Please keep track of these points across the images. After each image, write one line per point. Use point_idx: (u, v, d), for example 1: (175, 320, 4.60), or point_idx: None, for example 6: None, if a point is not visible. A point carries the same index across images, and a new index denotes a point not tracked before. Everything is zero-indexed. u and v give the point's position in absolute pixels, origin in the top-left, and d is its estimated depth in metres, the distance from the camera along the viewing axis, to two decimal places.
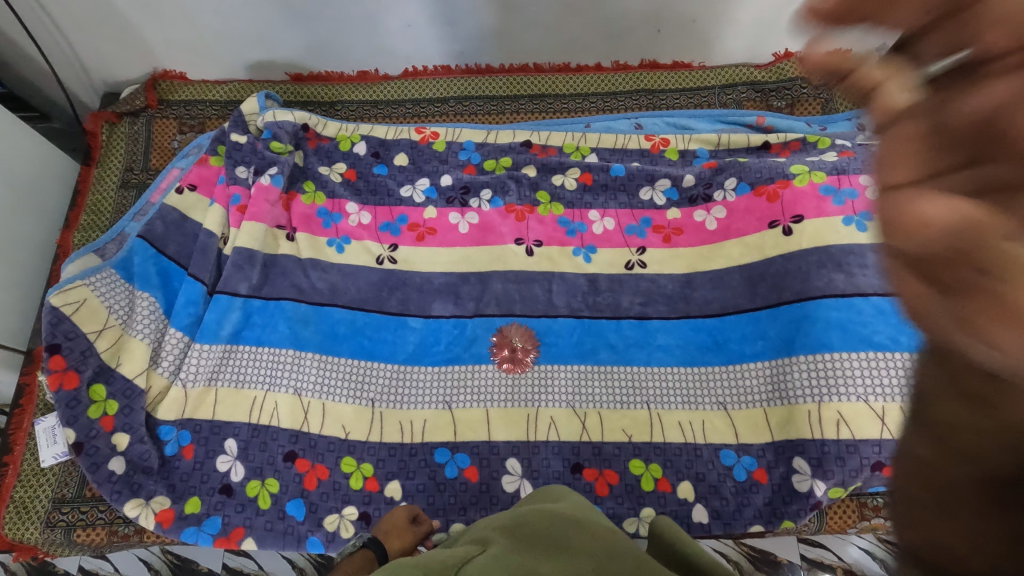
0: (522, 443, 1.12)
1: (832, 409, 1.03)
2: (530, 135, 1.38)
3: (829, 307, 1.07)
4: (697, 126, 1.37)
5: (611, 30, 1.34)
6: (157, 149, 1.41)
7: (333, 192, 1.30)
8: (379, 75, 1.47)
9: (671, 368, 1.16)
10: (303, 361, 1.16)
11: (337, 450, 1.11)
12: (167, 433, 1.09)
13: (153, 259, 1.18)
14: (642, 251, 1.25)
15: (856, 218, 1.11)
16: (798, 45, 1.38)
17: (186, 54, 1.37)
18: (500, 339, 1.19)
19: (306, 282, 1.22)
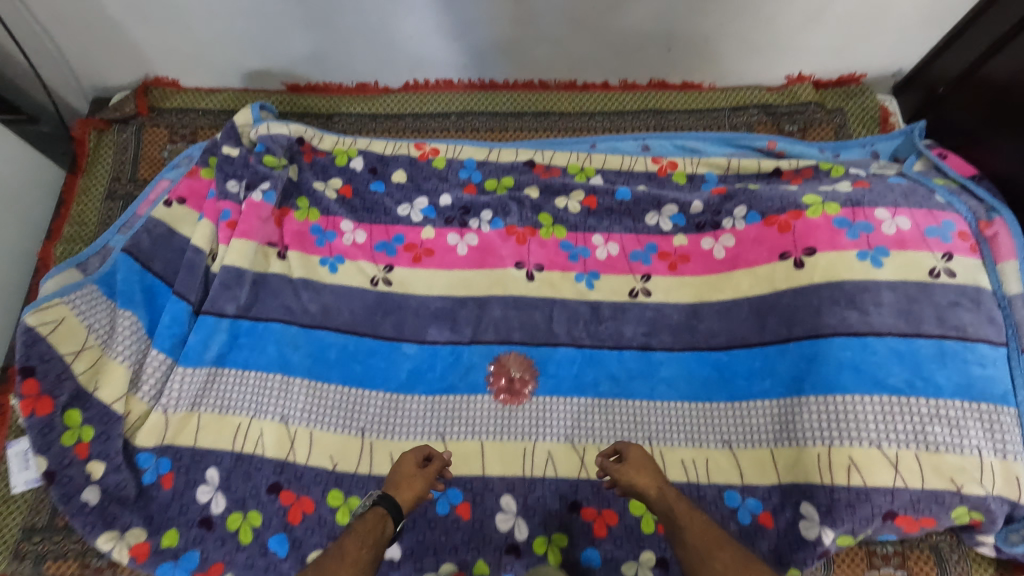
0: (518, 479, 1.07)
1: (843, 453, 0.98)
2: (534, 155, 1.33)
3: (841, 346, 1.02)
4: (706, 150, 1.33)
5: (620, 49, 1.29)
6: (146, 159, 1.35)
7: (328, 209, 1.25)
8: (378, 87, 1.41)
9: (674, 403, 1.12)
10: (291, 387, 1.12)
11: (324, 481, 1.06)
12: (145, 461, 1.05)
13: (138, 275, 1.14)
14: (647, 278, 1.21)
15: (871, 254, 1.06)
16: (812, 68, 1.34)
17: (179, 61, 1.32)
18: (495, 368, 1.15)
19: (296, 302, 1.17)
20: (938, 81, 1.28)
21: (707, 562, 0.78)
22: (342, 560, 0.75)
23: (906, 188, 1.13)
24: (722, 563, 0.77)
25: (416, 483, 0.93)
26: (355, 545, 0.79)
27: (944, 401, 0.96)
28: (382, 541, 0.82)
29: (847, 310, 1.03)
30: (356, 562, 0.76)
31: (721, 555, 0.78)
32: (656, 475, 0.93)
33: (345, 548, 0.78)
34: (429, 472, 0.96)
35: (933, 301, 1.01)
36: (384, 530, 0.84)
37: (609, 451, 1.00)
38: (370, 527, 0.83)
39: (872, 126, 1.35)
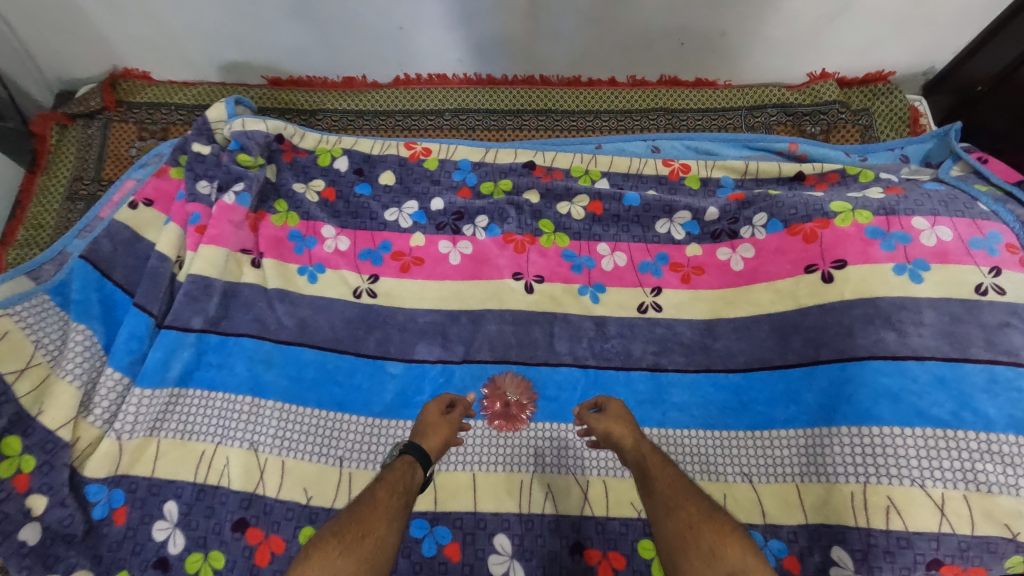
0: (514, 517, 0.96)
1: (881, 492, 0.86)
2: (534, 156, 1.22)
3: (877, 370, 0.91)
4: (722, 152, 1.22)
5: (629, 44, 1.17)
6: (112, 157, 1.25)
7: (308, 213, 1.14)
8: (366, 82, 1.30)
9: (687, 431, 1.01)
10: (262, 410, 1.00)
11: (296, 518, 0.94)
12: (96, 494, 0.93)
13: (95, 284, 1.03)
14: (657, 292, 1.10)
15: (910, 267, 0.95)
16: (838, 65, 1.23)
17: (149, 51, 1.21)
18: (488, 389, 1.04)
19: (271, 315, 1.07)
20: (973, 81, 1.17)
21: (673, 512, 0.73)
22: (375, 506, 0.73)
23: (944, 196, 1.02)
24: (688, 514, 0.72)
25: (444, 428, 0.92)
26: (385, 492, 0.76)
27: (996, 436, 0.85)
28: (413, 490, 0.80)
29: (884, 330, 0.92)
30: (387, 510, 0.74)
31: (688, 504, 0.73)
32: (634, 430, 0.90)
33: (376, 494, 0.76)
34: (453, 417, 0.94)
35: (981, 321, 0.90)
36: (413, 478, 0.82)
37: (589, 403, 1.00)
38: (399, 476, 0.80)
39: (901, 128, 1.24)
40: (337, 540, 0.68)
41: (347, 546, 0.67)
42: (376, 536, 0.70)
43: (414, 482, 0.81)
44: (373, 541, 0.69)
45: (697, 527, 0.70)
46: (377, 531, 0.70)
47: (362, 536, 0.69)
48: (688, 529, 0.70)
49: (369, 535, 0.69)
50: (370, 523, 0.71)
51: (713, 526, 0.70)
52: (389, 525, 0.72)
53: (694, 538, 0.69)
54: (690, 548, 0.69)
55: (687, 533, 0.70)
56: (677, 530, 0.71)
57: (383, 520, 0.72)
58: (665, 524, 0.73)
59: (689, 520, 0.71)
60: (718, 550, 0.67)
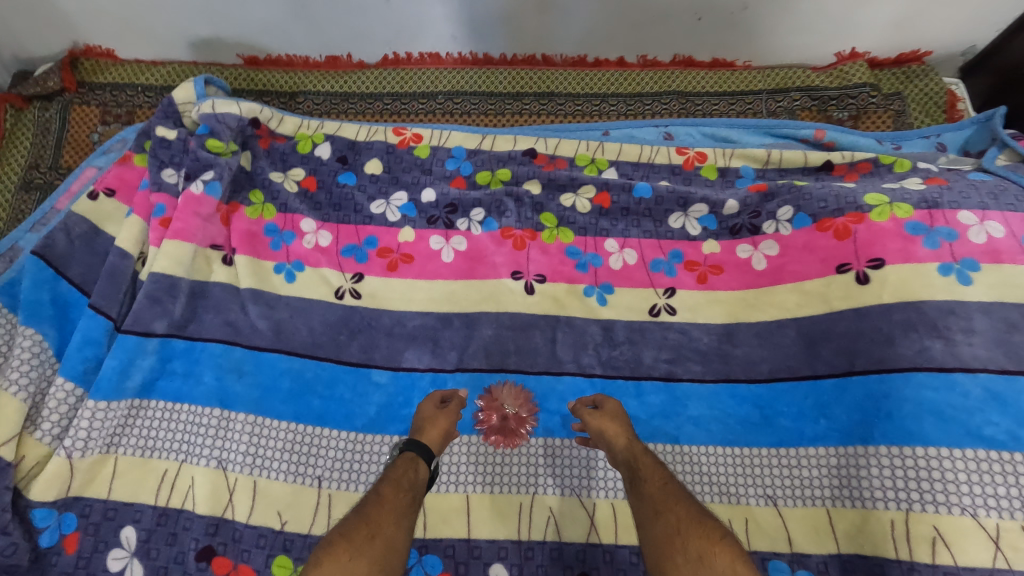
0: (512, 544, 0.86)
1: (926, 522, 0.76)
2: (535, 143, 1.11)
3: (921, 384, 0.81)
4: (741, 139, 1.11)
5: (639, 19, 1.06)
6: (71, 142, 1.15)
7: (287, 205, 1.04)
8: (352, 62, 1.19)
9: (704, 448, 0.91)
10: (232, 424, 0.90)
11: (267, 546, 0.84)
12: (43, 519, 0.83)
13: (48, 283, 0.92)
14: (671, 293, 1.00)
15: (956, 268, 0.85)
16: (869, 44, 1.12)
17: (111, 27, 1.10)
18: (483, 401, 0.93)
19: (243, 319, 0.96)
20: (1017, 61, 1.05)
21: (660, 516, 0.66)
22: (381, 504, 0.67)
23: (993, 187, 0.91)
24: (677, 517, 0.65)
25: (440, 419, 0.84)
26: (391, 490, 0.70)
27: None
28: (420, 487, 0.74)
29: (929, 339, 0.82)
30: (395, 507, 0.67)
31: (679, 508, 0.66)
32: (628, 429, 0.82)
33: (381, 492, 0.70)
34: (451, 409, 0.86)
35: None
36: (418, 473, 0.75)
37: (588, 398, 0.90)
38: (402, 472, 0.74)
39: (936, 114, 1.14)
40: (347, 541, 0.61)
41: (356, 548, 0.60)
42: (386, 536, 0.63)
43: (420, 477, 0.75)
44: (383, 542, 0.63)
45: (685, 532, 0.63)
46: (387, 531, 0.64)
47: (371, 537, 0.63)
48: (675, 534, 0.63)
49: (378, 535, 0.63)
50: (379, 523, 0.64)
51: (702, 531, 0.63)
52: (398, 523, 0.66)
53: (681, 543, 0.62)
54: (676, 554, 0.62)
55: (675, 538, 0.63)
56: (664, 534, 0.64)
57: (391, 517, 0.66)
58: (654, 528, 0.66)
59: (677, 523, 0.64)
60: (706, 556, 0.60)
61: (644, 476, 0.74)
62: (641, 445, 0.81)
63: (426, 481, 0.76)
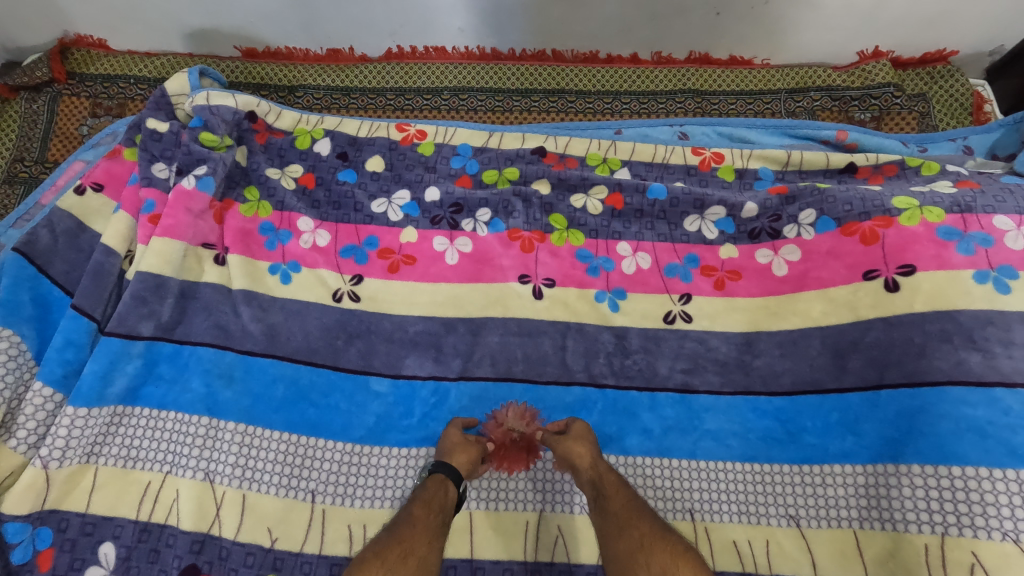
0: (518, 565, 0.80)
1: (963, 548, 0.71)
2: (544, 141, 1.07)
3: (959, 399, 0.76)
4: (759, 140, 1.06)
5: (656, 12, 1.02)
6: (58, 135, 1.09)
7: (283, 203, 0.99)
8: (354, 55, 1.15)
9: (723, 464, 0.85)
10: (221, 433, 0.85)
11: (257, 565, 0.79)
12: (15, 535, 0.77)
13: (29, 281, 0.87)
14: (687, 299, 0.95)
15: (993, 275, 0.80)
16: (893, 41, 1.07)
17: (103, 13, 1.05)
18: (489, 425, 0.84)
19: (235, 321, 0.91)
20: None
21: (626, 532, 0.71)
22: (413, 525, 0.70)
23: None
24: (640, 533, 0.70)
25: (469, 446, 0.80)
26: (422, 511, 0.72)
27: None
28: (449, 508, 0.75)
29: (965, 351, 0.77)
30: (428, 528, 0.70)
31: (640, 524, 0.71)
32: (593, 446, 0.80)
33: (413, 513, 0.71)
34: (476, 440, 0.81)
35: None
36: (448, 494, 0.76)
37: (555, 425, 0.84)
38: (432, 492, 0.75)
39: (962, 116, 1.09)
40: (381, 560, 0.65)
41: (390, 567, 0.65)
42: (418, 555, 0.67)
43: (450, 499, 0.76)
44: (416, 561, 0.67)
45: (650, 547, 0.68)
46: (419, 550, 0.68)
47: (404, 556, 0.67)
48: (639, 549, 0.68)
49: (410, 555, 0.67)
50: (412, 543, 0.68)
51: (666, 546, 0.68)
52: (430, 543, 0.70)
53: (645, 559, 0.67)
54: (640, 568, 0.67)
55: (638, 554, 0.68)
56: (627, 552, 0.69)
57: (424, 539, 0.69)
58: (617, 545, 0.70)
59: (642, 539, 0.69)
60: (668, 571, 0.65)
61: (609, 496, 0.75)
62: (604, 462, 0.79)
63: (455, 503, 0.77)
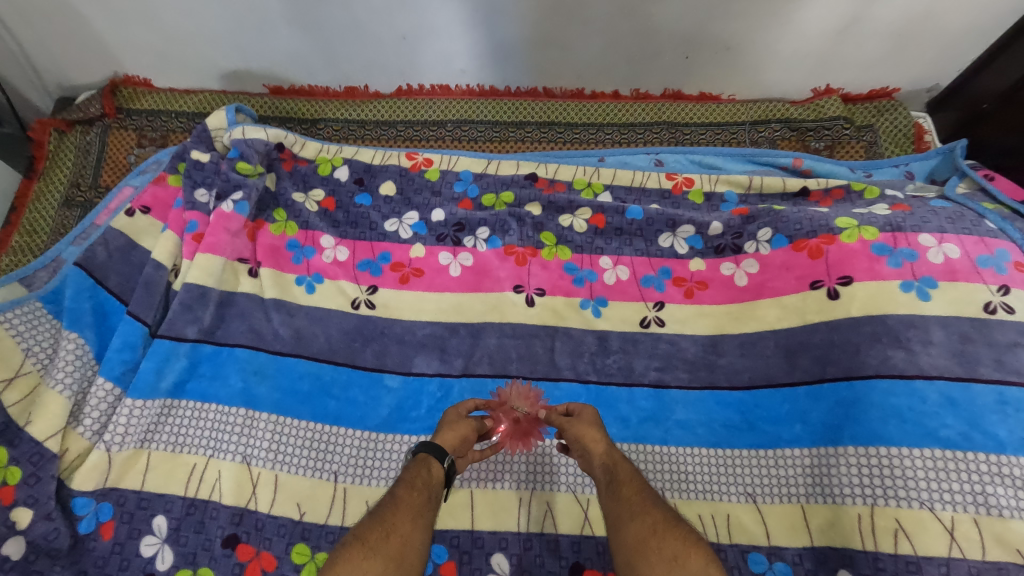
0: (512, 535, 0.93)
1: (889, 515, 0.84)
2: (536, 168, 1.21)
3: (885, 391, 0.89)
4: (726, 166, 1.21)
5: (633, 55, 1.16)
6: (109, 163, 1.25)
7: (308, 223, 1.13)
8: (368, 92, 1.30)
9: (690, 449, 0.98)
10: (256, 422, 0.98)
11: (288, 534, 0.91)
12: (83, 507, 0.90)
13: (89, 292, 1.01)
14: (660, 306, 1.09)
15: (916, 285, 0.94)
16: (842, 81, 1.23)
17: (151, 58, 1.20)
18: (493, 405, 0.92)
19: (267, 326, 1.05)
20: (979, 98, 1.15)
21: (638, 517, 0.70)
22: (397, 504, 0.70)
23: (951, 213, 1.01)
24: (653, 520, 0.68)
25: (460, 423, 0.85)
26: (406, 490, 0.72)
27: (1006, 458, 0.83)
28: (434, 484, 0.75)
29: (892, 349, 0.91)
30: (411, 506, 0.70)
31: (654, 512, 0.70)
32: (607, 436, 0.83)
33: (396, 493, 0.71)
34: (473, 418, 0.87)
35: (991, 340, 0.89)
36: (432, 471, 0.76)
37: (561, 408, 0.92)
38: (416, 472, 0.75)
39: (906, 145, 1.24)
40: (362, 541, 0.64)
41: (372, 547, 0.63)
42: (402, 535, 0.66)
43: (434, 475, 0.76)
44: (399, 539, 0.66)
45: (662, 534, 0.66)
46: (403, 529, 0.67)
47: (387, 536, 0.65)
48: (652, 535, 0.67)
49: (393, 534, 0.66)
50: (395, 523, 0.67)
51: (678, 534, 0.66)
52: (414, 522, 0.69)
53: (657, 544, 0.65)
54: (652, 554, 0.65)
55: (650, 539, 0.66)
56: (639, 537, 0.67)
57: (407, 517, 0.68)
58: (627, 530, 0.69)
59: (655, 525, 0.68)
60: (680, 557, 0.63)
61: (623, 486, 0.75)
62: (620, 451, 0.83)
63: (441, 479, 0.77)
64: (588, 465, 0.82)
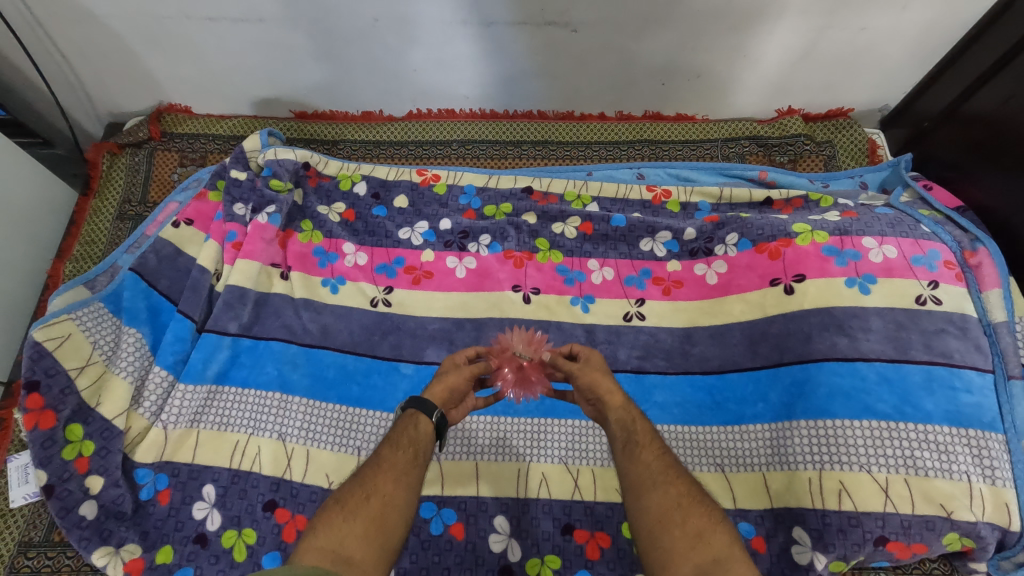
0: (512, 501, 1.08)
1: (834, 478, 0.98)
2: (532, 182, 1.37)
3: (831, 371, 1.04)
4: (700, 179, 1.36)
5: (616, 82, 1.32)
6: (156, 181, 1.42)
7: (331, 232, 1.29)
8: (382, 116, 1.46)
9: (667, 427, 1.13)
10: (289, 405, 1.13)
11: (318, 499, 1.06)
12: (143, 477, 1.05)
13: (143, 293, 1.17)
14: (641, 302, 1.24)
15: (859, 280, 1.09)
16: (801, 102, 1.39)
17: (193, 89, 1.37)
18: (495, 352, 0.99)
19: (297, 322, 1.20)
20: (923, 116, 1.31)
21: (660, 487, 0.75)
22: (380, 466, 0.79)
23: (892, 218, 1.16)
24: (677, 492, 0.74)
25: (449, 376, 0.92)
26: (390, 450, 0.81)
27: (932, 427, 0.97)
28: (421, 441, 0.84)
29: (836, 336, 1.05)
30: (392, 468, 0.78)
31: (677, 483, 0.75)
32: (621, 388, 0.88)
33: (381, 454, 0.80)
34: (462, 368, 0.94)
35: (921, 328, 1.03)
36: (419, 427, 0.85)
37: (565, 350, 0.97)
38: (403, 431, 0.84)
39: (861, 158, 1.39)
40: (341, 505, 0.74)
41: (350, 509, 0.73)
42: (382, 495, 0.76)
43: (421, 431, 0.84)
44: (380, 499, 0.75)
45: (686, 507, 0.73)
46: (383, 491, 0.76)
47: (367, 497, 0.75)
48: (677, 508, 0.72)
49: (374, 495, 0.75)
50: (375, 484, 0.76)
51: (702, 510, 0.72)
52: (396, 481, 0.78)
53: (681, 517, 0.71)
54: (674, 527, 0.71)
55: (675, 511, 0.72)
56: (662, 505, 0.73)
57: (388, 478, 0.77)
58: (649, 497, 0.74)
59: (678, 498, 0.74)
60: (705, 533, 0.70)
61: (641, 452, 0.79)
62: (636, 408, 0.87)
63: (430, 433, 0.85)
64: (602, 412, 0.88)
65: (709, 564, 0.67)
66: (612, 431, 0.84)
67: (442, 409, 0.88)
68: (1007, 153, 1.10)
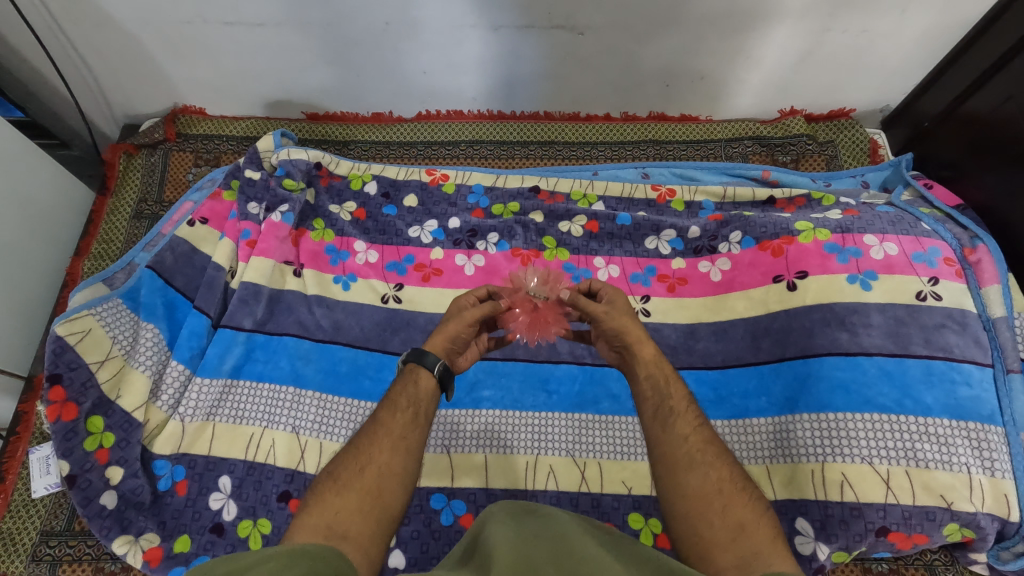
0: (520, 492, 1.10)
1: (836, 470, 1.00)
2: (539, 181, 1.39)
3: (833, 365, 1.06)
4: (704, 178, 1.39)
5: (621, 84, 1.35)
6: (171, 181, 1.45)
7: (343, 230, 1.32)
8: (392, 117, 1.49)
9: None
10: (303, 399, 1.16)
11: None
12: (161, 468, 1.08)
13: (160, 289, 1.19)
14: (646, 299, 1.26)
15: (860, 277, 1.11)
16: (803, 103, 1.41)
17: (208, 92, 1.40)
18: (508, 292, 1.03)
19: (310, 318, 1.23)
20: (923, 115, 1.34)
21: (700, 468, 0.75)
22: (374, 435, 0.80)
23: (893, 216, 1.18)
24: (719, 478, 0.74)
25: (450, 326, 0.93)
26: (388, 414, 0.83)
27: (932, 419, 0.99)
28: (421, 400, 0.85)
29: (838, 331, 1.08)
30: (387, 437, 0.80)
31: (718, 467, 0.76)
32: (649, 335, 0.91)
33: (379, 419, 0.82)
34: (464, 315, 0.95)
35: (921, 323, 1.05)
36: (418, 383, 0.86)
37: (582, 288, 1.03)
38: (403, 389, 0.86)
39: (862, 157, 1.41)
40: (335, 479, 0.76)
41: (343, 483, 0.75)
42: (378, 464, 0.77)
43: (421, 388, 0.86)
44: (376, 469, 0.76)
45: (727, 494, 0.73)
46: (378, 461, 0.77)
47: (363, 468, 0.76)
48: (718, 495, 0.73)
49: (369, 465, 0.77)
50: (369, 454, 0.78)
51: (744, 500, 0.73)
52: (392, 449, 0.79)
53: (721, 502, 0.72)
54: (713, 517, 0.71)
55: (714, 498, 0.72)
56: (702, 488, 0.73)
57: (382, 446, 0.79)
58: (687, 479, 0.75)
59: (720, 485, 0.74)
60: (746, 526, 0.70)
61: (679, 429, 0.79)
62: (667, 364, 0.89)
63: (430, 388, 0.87)
64: (632, 364, 0.90)
65: (749, 556, 0.66)
66: (643, 389, 0.86)
67: (444, 361, 0.90)
68: (1006, 151, 1.12)
